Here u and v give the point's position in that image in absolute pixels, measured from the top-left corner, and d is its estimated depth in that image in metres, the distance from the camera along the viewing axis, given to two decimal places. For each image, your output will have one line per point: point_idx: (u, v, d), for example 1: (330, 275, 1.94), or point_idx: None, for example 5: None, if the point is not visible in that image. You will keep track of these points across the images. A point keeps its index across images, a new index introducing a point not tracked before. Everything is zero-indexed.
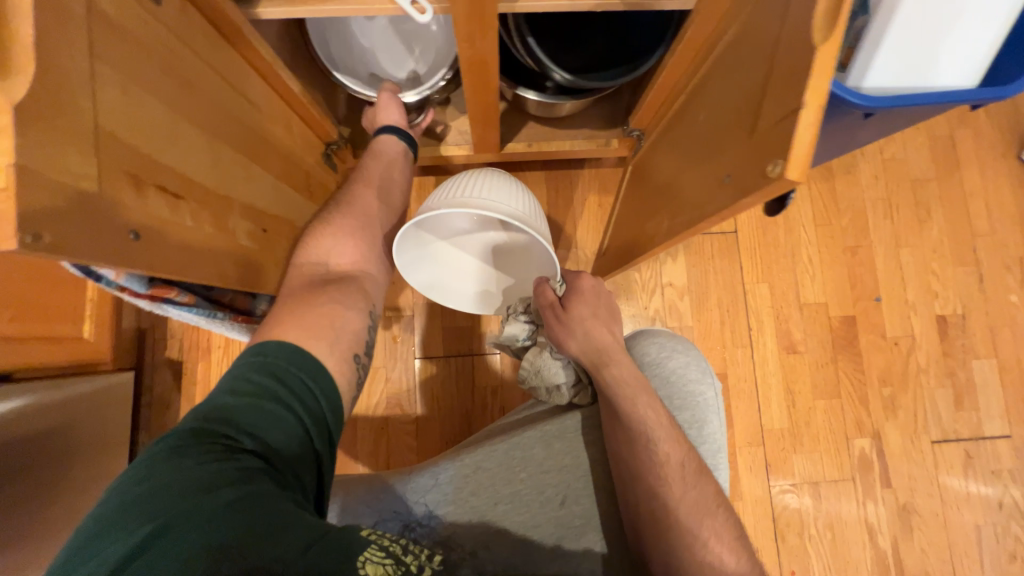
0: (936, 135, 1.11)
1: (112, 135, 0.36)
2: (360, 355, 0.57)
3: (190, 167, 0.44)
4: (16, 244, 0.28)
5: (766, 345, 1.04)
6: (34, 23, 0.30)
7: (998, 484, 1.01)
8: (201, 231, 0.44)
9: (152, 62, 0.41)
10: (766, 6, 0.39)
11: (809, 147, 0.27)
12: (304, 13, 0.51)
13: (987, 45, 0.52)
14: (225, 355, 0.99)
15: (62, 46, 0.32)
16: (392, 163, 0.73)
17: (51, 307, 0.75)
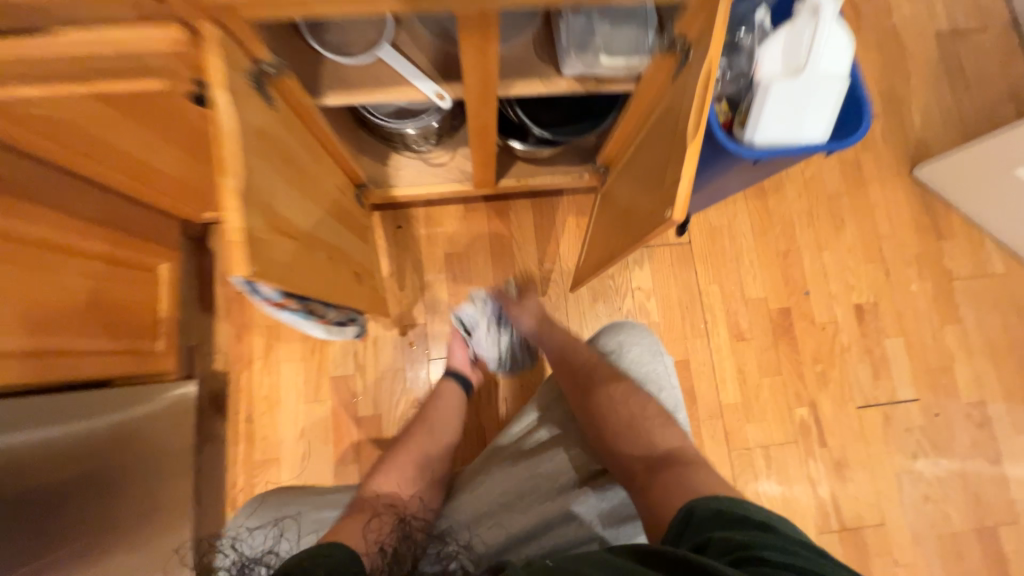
0: (844, 158, 1.37)
1: (273, 202, 0.57)
2: (385, 544, 0.72)
3: (300, 216, 0.65)
4: (246, 272, 0.49)
5: (720, 335, 1.26)
6: (244, 143, 0.51)
7: (914, 439, 1.24)
8: (308, 259, 0.65)
9: (281, 148, 0.62)
10: (680, 108, 0.62)
11: (686, 200, 0.57)
12: (356, 99, 0.72)
13: (830, 110, 0.74)
14: (265, 363, 1.16)
15: (255, 152, 0.53)
16: (449, 397, 1.05)
17: (124, 324, 0.91)
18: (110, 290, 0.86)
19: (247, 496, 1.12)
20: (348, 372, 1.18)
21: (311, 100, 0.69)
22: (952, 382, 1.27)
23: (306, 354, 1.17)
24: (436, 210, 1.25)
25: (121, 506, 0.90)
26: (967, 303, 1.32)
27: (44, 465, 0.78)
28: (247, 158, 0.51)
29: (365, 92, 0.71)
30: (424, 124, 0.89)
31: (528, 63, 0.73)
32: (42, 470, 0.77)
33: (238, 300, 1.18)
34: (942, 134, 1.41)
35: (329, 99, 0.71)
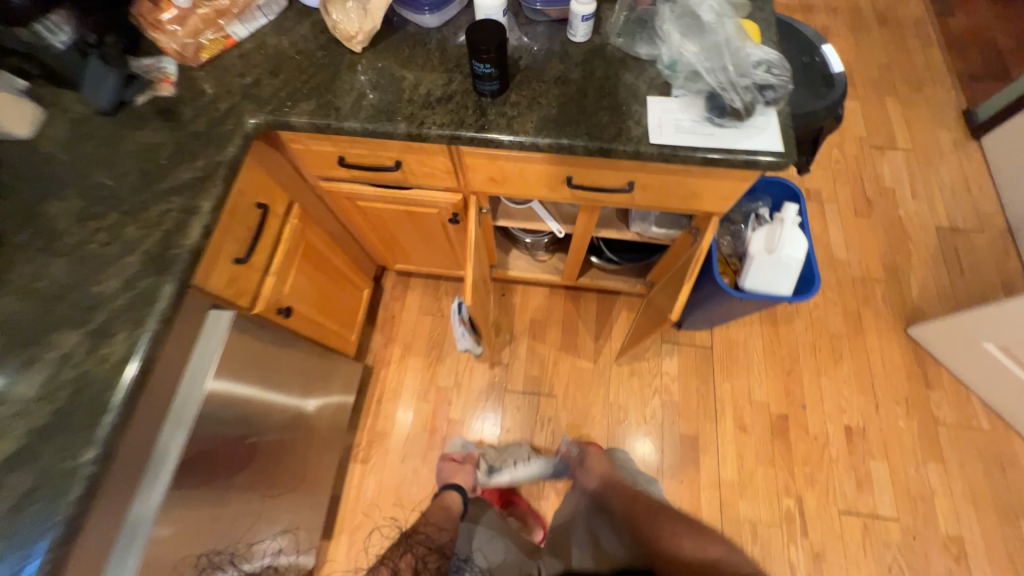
0: (847, 309, 1.77)
1: (472, 273, 1.16)
2: None
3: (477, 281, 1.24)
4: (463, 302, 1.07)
5: (726, 423, 1.61)
6: (473, 247, 1.11)
7: (891, 554, 1.45)
8: (475, 303, 1.23)
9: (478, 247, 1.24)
10: (687, 263, 1.15)
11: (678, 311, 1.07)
12: (512, 223, 1.30)
13: (792, 275, 1.21)
14: (397, 366, 1.72)
15: (474, 251, 1.14)
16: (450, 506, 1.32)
17: (345, 319, 1.48)
18: (345, 300, 1.45)
19: (365, 455, 1.60)
20: (449, 385, 1.69)
21: (492, 222, 1.28)
22: (930, 512, 1.49)
23: (425, 366, 1.72)
24: (530, 289, 1.81)
25: (318, 456, 1.33)
26: (951, 448, 1.57)
27: (276, 422, 1.07)
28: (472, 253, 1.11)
29: (518, 221, 1.30)
30: (537, 238, 1.50)
31: (614, 219, 1.27)
32: (275, 425, 1.06)
33: (391, 321, 1.77)
34: (936, 304, 1.76)
35: (499, 221, 1.30)
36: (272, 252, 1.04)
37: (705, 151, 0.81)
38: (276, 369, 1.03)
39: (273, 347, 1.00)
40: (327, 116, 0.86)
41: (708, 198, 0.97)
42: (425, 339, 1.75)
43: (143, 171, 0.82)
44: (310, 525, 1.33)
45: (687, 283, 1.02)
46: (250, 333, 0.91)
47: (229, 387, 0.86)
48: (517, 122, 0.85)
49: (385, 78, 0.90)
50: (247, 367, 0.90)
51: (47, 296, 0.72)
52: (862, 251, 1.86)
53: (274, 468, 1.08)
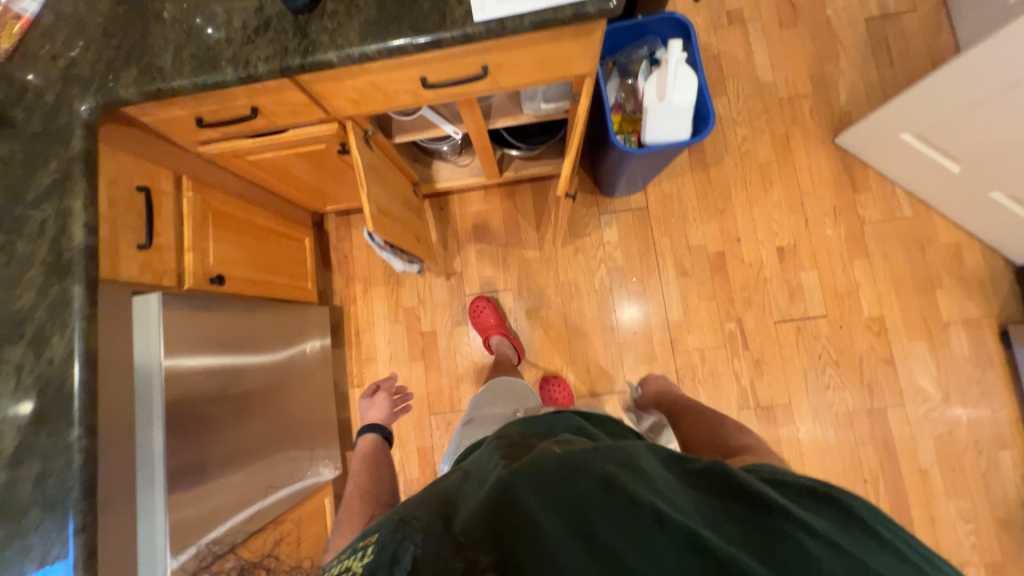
0: (775, 134, 1.76)
1: (378, 200, 1.19)
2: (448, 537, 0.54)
3: (389, 204, 1.28)
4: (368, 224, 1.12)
5: (669, 273, 1.74)
6: (367, 172, 1.13)
7: (820, 345, 1.66)
8: (393, 225, 1.28)
9: (382, 172, 1.26)
10: (578, 132, 1.15)
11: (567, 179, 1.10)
12: (408, 137, 1.28)
13: (686, 117, 1.20)
14: (362, 300, 1.83)
15: (372, 178, 1.16)
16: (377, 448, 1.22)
17: (294, 271, 1.56)
18: (284, 254, 1.50)
19: (359, 381, 1.80)
20: (414, 305, 1.82)
21: (388, 141, 1.26)
22: (855, 303, 1.67)
23: (388, 293, 1.83)
24: (466, 196, 1.83)
25: (321, 398, 1.55)
26: (875, 243, 1.69)
27: (265, 381, 1.23)
28: (367, 178, 1.13)
29: (413, 133, 1.27)
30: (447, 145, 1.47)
31: (506, 105, 1.23)
32: (264, 383, 1.23)
33: (345, 260, 1.85)
34: (864, 106, 1.74)
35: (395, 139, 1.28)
36: (177, 229, 1.08)
37: (532, 16, 0.78)
38: (229, 340, 1.11)
39: (219, 320, 1.10)
40: (151, 80, 0.83)
41: (568, 62, 0.95)
42: (380, 270, 1.84)
43: (6, 185, 0.84)
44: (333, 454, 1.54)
45: (567, 148, 1.05)
46: (186, 313, 0.99)
47: (191, 374, 0.97)
48: (340, 36, 0.81)
49: (196, 20, 0.84)
50: (198, 355, 1.00)
51: None
52: (789, 67, 1.78)
53: (278, 417, 1.27)
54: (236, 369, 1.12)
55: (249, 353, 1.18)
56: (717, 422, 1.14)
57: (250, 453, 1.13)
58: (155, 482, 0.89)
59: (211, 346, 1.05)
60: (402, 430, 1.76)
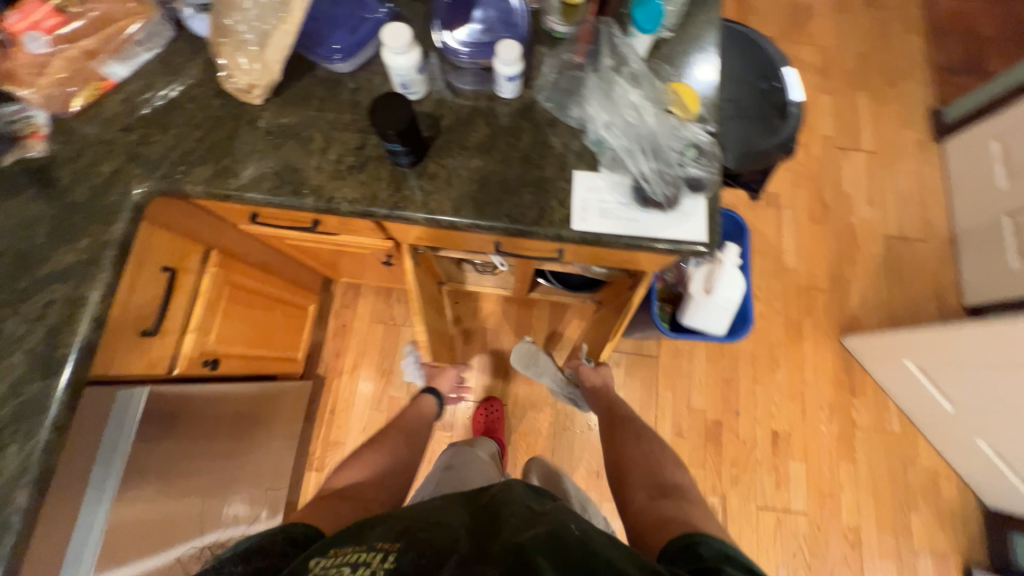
0: (789, 318, 1.83)
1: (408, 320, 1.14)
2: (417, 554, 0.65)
3: (415, 319, 1.22)
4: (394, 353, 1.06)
5: (665, 430, 1.72)
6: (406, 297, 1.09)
7: (797, 542, 1.64)
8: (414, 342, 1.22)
9: (418, 288, 1.22)
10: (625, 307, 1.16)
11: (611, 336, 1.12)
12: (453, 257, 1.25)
13: (728, 315, 1.23)
14: (349, 376, 1.72)
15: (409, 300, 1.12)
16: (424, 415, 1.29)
17: (291, 341, 1.46)
18: (286, 325, 1.41)
19: (320, 463, 1.64)
20: (402, 395, 1.71)
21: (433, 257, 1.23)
22: (836, 506, 1.67)
23: (378, 376, 1.73)
24: (484, 297, 1.80)
25: (273, 486, 1.40)
26: (863, 450, 1.73)
27: (223, 478, 1.10)
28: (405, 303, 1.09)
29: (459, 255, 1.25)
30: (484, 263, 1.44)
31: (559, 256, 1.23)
32: (223, 481, 1.10)
33: (343, 329, 1.76)
34: (872, 314, 1.84)
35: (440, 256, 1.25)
36: (190, 307, 0.99)
37: (627, 238, 0.78)
38: (198, 441, 0.99)
39: (197, 415, 0.99)
40: (224, 184, 0.79)
41: (640, 265, 0.95)
42: (377, 348, 1.75)
43: (19, 253, 0.76)
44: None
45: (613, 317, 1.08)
46: (167, 412, 0.89)
47: (149, 485, 0.86)
48: (434, 199, 0.80)
49: (290, 138, 0.82)
50: (166, 460, 0.89)
51: None
52: (811, 259, 1.89)
53: (226, 518, 1.13)
54: (195, 473, 0.99)
55: (217, 447, 1.07)
56: (656, 446, 1.08)
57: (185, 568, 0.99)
58: None
59: (178, 452, 0.93)
60: None
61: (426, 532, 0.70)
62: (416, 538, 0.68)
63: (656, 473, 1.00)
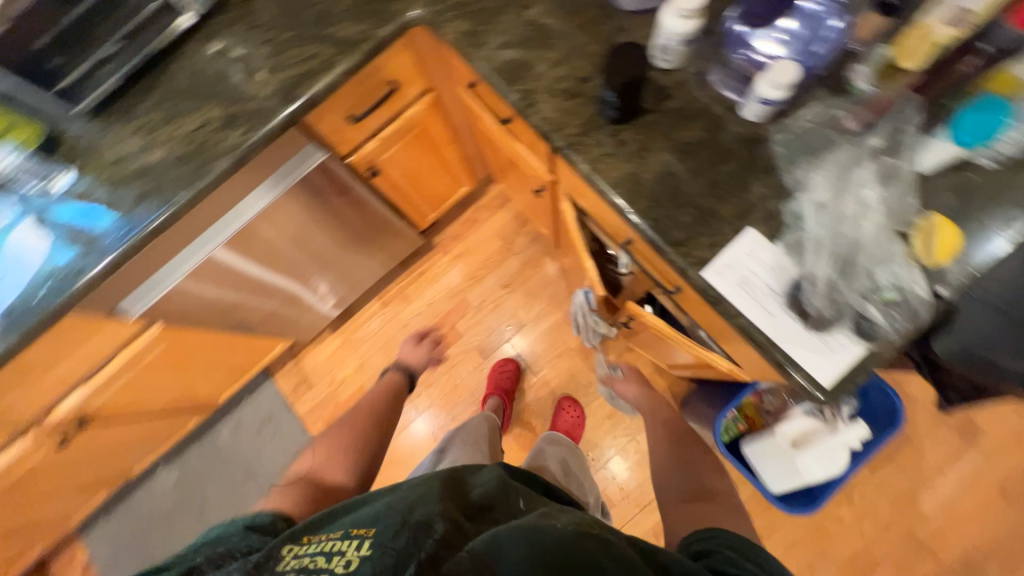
0: (868, 552, 1.45)
1: None
2: (402, 528, 0.64)
3: None
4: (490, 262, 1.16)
5: (646, 516, 1.61)
6: None
7: None
8: None
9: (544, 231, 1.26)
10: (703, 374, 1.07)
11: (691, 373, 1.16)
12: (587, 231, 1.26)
13: (794, 480, 1.11)
14: (449, 258, 1.90)
15: None
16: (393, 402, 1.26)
17: (433, 201, 1.65)
18: (435, 188, 1.58)
19: (387, 300, 1.90)
20: (474, 303, 1.86)
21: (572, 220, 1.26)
22: None
23: (468, 275, 1.88)
24: None
25: (350, 288, 1.67)
26: None
27: (326, 253, 1.36)
28: None
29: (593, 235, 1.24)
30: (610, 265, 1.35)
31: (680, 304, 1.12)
32: (325, 254, 1.36)
33: (473, 222, 1.91)
34: None
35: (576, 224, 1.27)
36: (388, 122, 1.18)
37: (746, 321, 0.69)
38: (327, 217, 1.22)
39: (339, 200, 1.21)
40: (467, 44, 0.88)
41: (741, 358, 0.84)
42: (483, 256, 1.89)
43: (319, 10, 0.97)
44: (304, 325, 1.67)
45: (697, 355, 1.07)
46: (323, 181, 1.12)
47: (285, 216, 1.11)
48: (604, 163, 0.79)
49: (539, 40, 0.87)
50: (306, 208, 1.14)
51: (222, 72, 0.99)
52: (955, 525, 1.44)
53: (310, 279, 1.42)
54: (310, 235, 1.24)
55: (340, 230, 1.32)
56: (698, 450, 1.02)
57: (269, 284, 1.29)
58: (196, 254, 1.05)
59: (312, 212, 1.17)
60: (370, 362, 1.86)
61: (405, 509, 0.67)
62: (399, 516, 0.66)
63: (691, 475, 0.95)
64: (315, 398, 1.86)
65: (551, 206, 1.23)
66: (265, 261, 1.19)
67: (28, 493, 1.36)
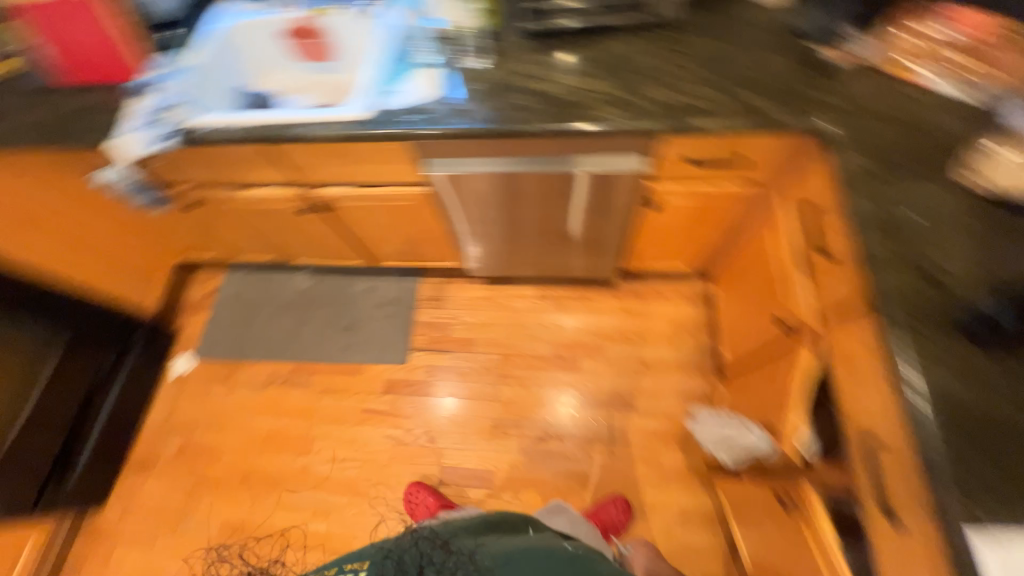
0: None
1: None
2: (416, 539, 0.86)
3: None
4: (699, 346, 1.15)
5: None
6: None
7: None
8: None
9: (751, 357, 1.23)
10: None
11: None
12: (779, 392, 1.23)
13: None
14: (616, 305, 1.93)
15: None
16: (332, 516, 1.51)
17: (651, 258, 1.70)
18: (668, 249, 1.62)
19: (541, 295, 2.00)
20: (607, 355, 1.86)
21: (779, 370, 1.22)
22: None
23: (620, 330, 1.89)
24: None
25: (533, 267, 1.79)
26: None
27: (558, 232, 1.50)
28: None
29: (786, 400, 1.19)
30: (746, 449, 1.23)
31: None
32: (556, 232, 1.50)
33: (657, 294, 1.93)
34: None
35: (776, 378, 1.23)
36: (701, 180, 1.27)
37: None
38: (592, 208, 1.35)
39: (613, 203, 1.33)
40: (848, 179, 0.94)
41: None
42: (643, 326, 1.88)
43: (740, 72, 1.09)
44: (482, 265, 1.82)
45: None
46: (622, 184, 1.25)
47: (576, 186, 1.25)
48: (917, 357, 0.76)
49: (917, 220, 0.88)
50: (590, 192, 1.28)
51: (631, 66, 1.16)
52: None
53: (526, 240, 1.57)
54: (568, 209, 1.38)
55: (585, 224, 1.44)
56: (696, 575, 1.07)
57: (506, 222, 1.47)
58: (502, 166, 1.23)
59: (590, 196, 1.31)
60: (492, 328, 1.96)
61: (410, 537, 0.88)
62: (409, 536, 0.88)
63: None
64: (436, 318, 2.01)
65: (776, 342, 1.20)
66: (528, 203, 1.36)
67: (250, 220, 1.69)
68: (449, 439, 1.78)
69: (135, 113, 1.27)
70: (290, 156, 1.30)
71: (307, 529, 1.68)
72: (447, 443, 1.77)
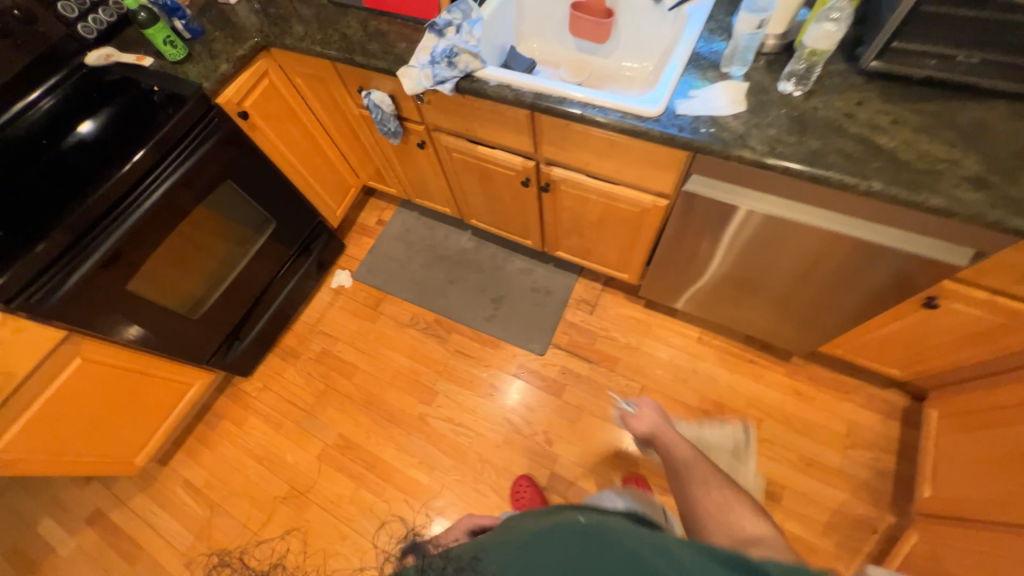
0: None
1: None
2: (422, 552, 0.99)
3: None
4: None
5: None
6: None
7: None
8: None
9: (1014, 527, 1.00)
10: None
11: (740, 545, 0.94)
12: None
13: None
14: (786, 381, 1.73)
15: None
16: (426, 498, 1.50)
17: (865, 352, 1.48)
18: (897, 351, 1.38)
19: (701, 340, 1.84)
20: (760, 428, 1.67)
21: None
22: None
23: (784, 410, 1.69)
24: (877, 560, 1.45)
25: (715, 312, 1.65)
26: None
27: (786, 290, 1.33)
28: None
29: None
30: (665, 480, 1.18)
31: None
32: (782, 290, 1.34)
33: (839, 387, 1.69)
34: None
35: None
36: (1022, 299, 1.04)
37: None
38: (854, 284, 1.18)
39: (885, 287, 1.14)
40: None
41: None
42: (812, 415, 1.66)
43: None
44: (660, 292, 1.70)
45: None
46: (920, 273, 1.06)
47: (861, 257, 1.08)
48: None
49: None
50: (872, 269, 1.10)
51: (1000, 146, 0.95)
52: None
53: (739, 286, 1.43)
54: (820, 275, 1.22)
55: (828, 293, 1.26)
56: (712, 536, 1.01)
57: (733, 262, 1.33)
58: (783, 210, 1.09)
59: (864, 271, 1.14)
60: (639, 353, 1.86)
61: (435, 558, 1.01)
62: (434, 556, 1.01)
63: None
64: (584, 322, 1.95)
65: None
66: (774, 252, 1.21)
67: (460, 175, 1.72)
68: (563, 447, 1.73)
69: (423, 52, 1.30)
70: (547, 129, 1.27)
71: (411, 473, 1.75)
72: (561, 450, 1.72)
